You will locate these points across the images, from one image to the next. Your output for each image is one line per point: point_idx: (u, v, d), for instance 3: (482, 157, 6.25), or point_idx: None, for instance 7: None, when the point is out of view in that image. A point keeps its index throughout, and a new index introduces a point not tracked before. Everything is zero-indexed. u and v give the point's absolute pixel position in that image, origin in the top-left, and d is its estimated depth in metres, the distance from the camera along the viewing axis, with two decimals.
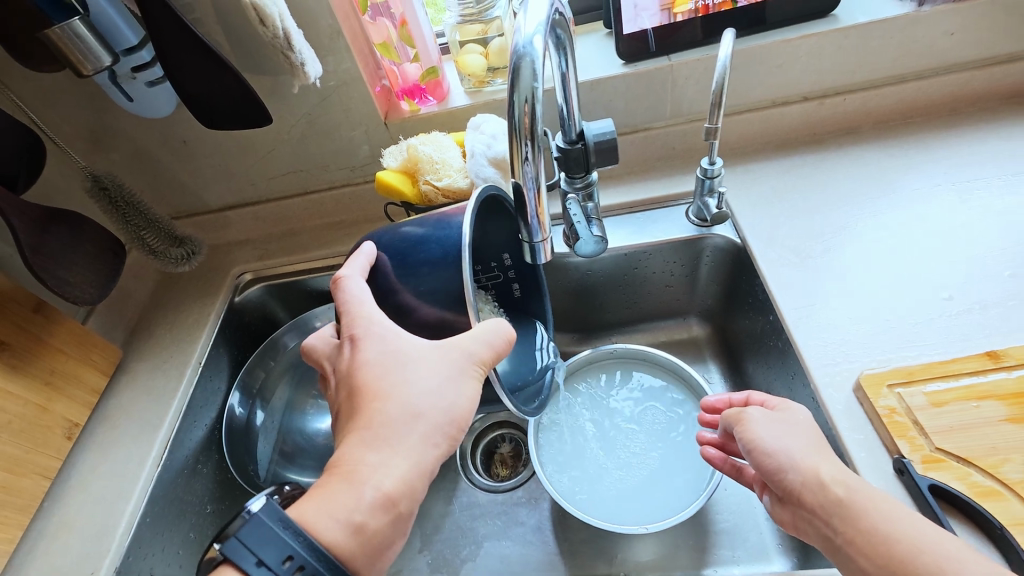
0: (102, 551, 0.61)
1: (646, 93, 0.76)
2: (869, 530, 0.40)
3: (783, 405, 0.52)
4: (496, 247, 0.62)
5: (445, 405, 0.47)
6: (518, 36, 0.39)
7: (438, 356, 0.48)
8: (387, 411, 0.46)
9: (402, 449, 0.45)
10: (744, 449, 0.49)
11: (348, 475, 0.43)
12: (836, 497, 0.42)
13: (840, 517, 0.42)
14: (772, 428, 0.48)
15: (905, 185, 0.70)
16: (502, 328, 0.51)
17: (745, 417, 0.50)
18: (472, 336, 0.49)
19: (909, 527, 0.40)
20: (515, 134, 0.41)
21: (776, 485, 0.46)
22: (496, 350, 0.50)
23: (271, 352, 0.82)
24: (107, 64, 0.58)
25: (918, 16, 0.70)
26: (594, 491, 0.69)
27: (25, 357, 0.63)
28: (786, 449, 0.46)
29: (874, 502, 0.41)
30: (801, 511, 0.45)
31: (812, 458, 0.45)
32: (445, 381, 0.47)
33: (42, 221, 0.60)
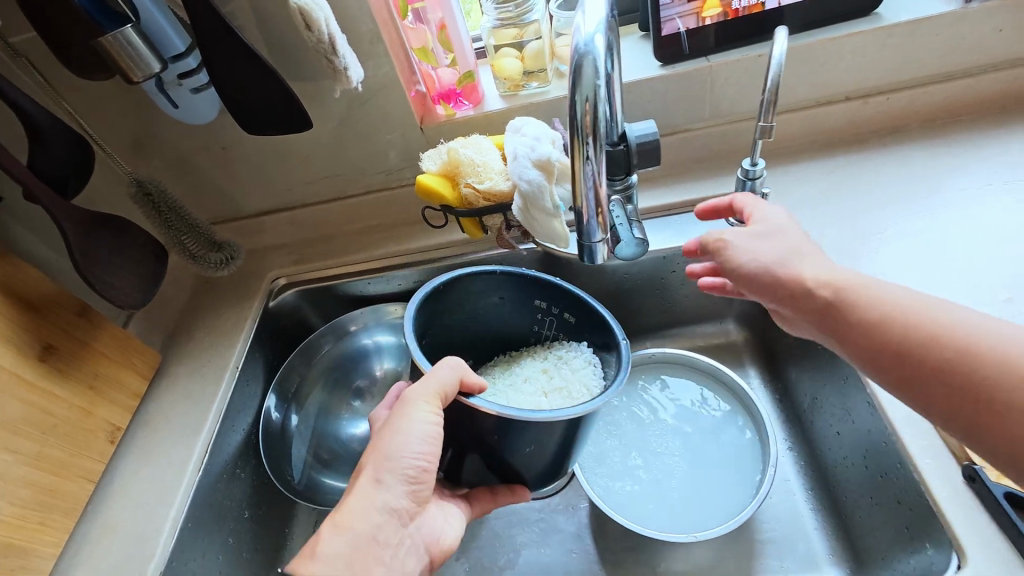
0: (147, 555, 0.61)
1: (684, 95, 0.76)
2: (910, 327, 0.41)
3: (753, 202, 0.55)
4: (519, 304, 0.66)
5: (424, 447, 0.50)
6: (578, 35, 0.39)
7: (403, 407, 0.50)
8: (369, 470, 0.48)
9: (366, 491, 0.48)
10: (732, 276, 0.51)
11: (344, 523, 0.46)
12: (852, 306, 0.44)
13: (835, 316, 0.44)
14: (753, 244, 0.50)
15: (954, 184, 0.69)
16: (453, 364, 0.52)
17: (726, 250, 0.51)
18: (427, 379, 0.51)
19: (919, 298, 0.42)
20: (576, 134, 0.41)
21: (768, 294, 0.49)
22: (446, 384, 0.51)
23: (308, 356, 0.83)
24: (156, 71, 0.58)
25: (966, 13, 0.69)
26: (636, 499, 0.68)
27: (70, 361, 0.63)
28: (772, 256, 0.49)
29: (899, 303, 0.42)
30: (805, 291, 0.46)
31: (799, 254, 0.48)
32: (417, 425, 0.49)
33: (91, 225, 0.61)
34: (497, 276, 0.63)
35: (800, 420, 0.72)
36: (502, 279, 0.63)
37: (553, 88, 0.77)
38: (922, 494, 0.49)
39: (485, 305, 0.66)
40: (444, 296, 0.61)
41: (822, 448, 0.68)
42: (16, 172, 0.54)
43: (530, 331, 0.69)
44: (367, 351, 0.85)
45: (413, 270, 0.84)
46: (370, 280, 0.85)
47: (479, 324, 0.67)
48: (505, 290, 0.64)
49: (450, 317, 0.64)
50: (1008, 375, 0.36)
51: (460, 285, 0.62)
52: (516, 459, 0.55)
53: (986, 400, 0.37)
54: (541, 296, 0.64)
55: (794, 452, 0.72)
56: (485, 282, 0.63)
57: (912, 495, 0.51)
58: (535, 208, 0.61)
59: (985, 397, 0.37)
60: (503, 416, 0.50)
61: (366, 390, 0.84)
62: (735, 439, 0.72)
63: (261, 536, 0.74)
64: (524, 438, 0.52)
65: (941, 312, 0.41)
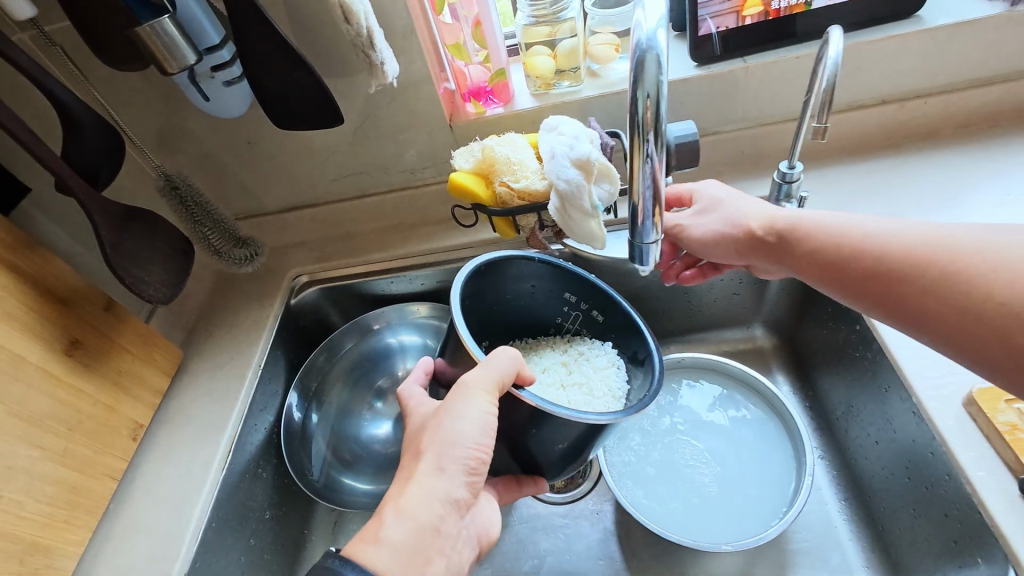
0: (170, 556, 0.60)
1: (719, 96, 0.75)
2: (879, 254, 0.45)
3: (698, 186, 0.62)
4: (551, 295, 0.64)
5: (481, 439, 0.48)
6: (640, 31, 0.38)
7: (460, 396, 0.48)
8: (429, 458, 0.47)
9: (422, 479, 0.46)
10: (696, 249, 0.61)
11: (403, 511, 0.45)
12: (814, 242, 0.50)
13: (777, 247, 0.54)
14: (705, 218, 0.60)
15: (996, 190, 0.68)
16: (507, 353, 0.50)
17: (686, 230, 0.61)
18: (484, 367, 0.49)
19: (901, 237, 0.45)
20: (636, 132, 0.40)
21: (726, 244, 0.58)
22: (501, 373, 0.49)
23: (330, 354, 0.82)
24: (191, 63, 0.57)
25: (1011, 16, 0.68)
26: (664, 505, 0.67)
27: (95, 356, 0.62)
28: (725, 218, 0.58)
29: (863, 232, 0.47)
30: (770, 251, 0.55)
31: (743, 211, 0.57)
32: (474, 415, 0.48)
33: (121, 219, 0.60)
34: (536, 265, 0.60)
35: (833, 428, 0.71)
36: (545, 268, 0.61)
37: (585, 88, 0.76)
38: (976, 507, 0.48)
39: (514, 293, 0.63)
40: (486, 277, 0.59)
41: (857, 457, 0.67)
42: (50, 163, 0.53)
43: (550, 323, 0.67)
44: (390, 350, 0.84)
45: (436, 270, 0.83)
46: (393, 279, 0.84)
47: (511, 311, 0.65)
48: (542, 279, 0.62)
49: (489, 301, 0.62)
50: (979, 280, 0.39)
51: (504, 268, 0.60)
52: (542, 454, 0.53)
53: (969, 313, 0.40)
54: (574, 291, 0.63)
55: (827, 460, 0.70)
56: (526, 269, 0.61)
57: (963, 508, 0.49)
58: (572, 208, 0.59)
59: (951, 307, 0.41)
60: (547, 411, 0.49)
61: (387, 391, 0.82)
62: (767, 447, 0.70)
63: (281, 537, 0.73)
64: (560, 435, 0.50)
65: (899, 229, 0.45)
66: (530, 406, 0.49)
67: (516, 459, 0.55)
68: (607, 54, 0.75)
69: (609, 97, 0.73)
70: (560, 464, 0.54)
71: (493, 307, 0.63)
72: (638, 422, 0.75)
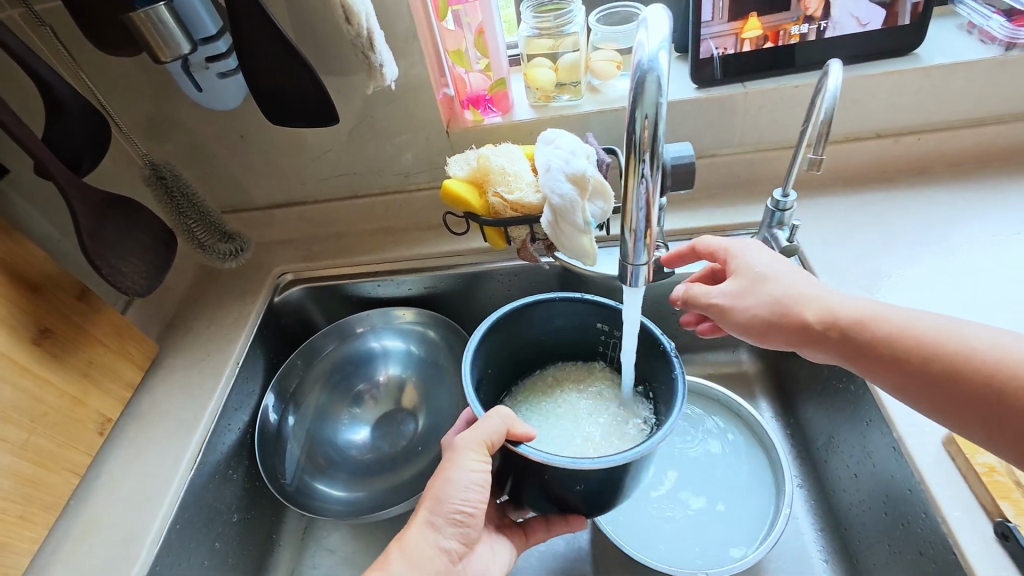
0: (130, 557, 0.58)
1: (717, 120, 0.75)
2: (1003, 381, 0.40)
3: (736, 247, 0.55)
4: (582, 325, 0.61)
5: (474, 494, 0.50)
6: (642, 51, 0.38)
7: (453, 454, 0.49)
8: (424, 510, 0.50)
9: (418, 527, 0.49)
10: (742, 334, 0.51)
11: (404, 553, 0.48)
12: (910, 348, 0.43)
13: (870, 342, 0.45)
14: (748, 295, 0.51)
15: (982, 229, 0.68)
16: (499, 413, 0.49)
17: (724, 307, 0.51)
18: (474, 428, 0.48)
19: (997, 345, 0.41)
20: (633, 151, 0.40)
21: (787, 334, 0.49)
22: (489, 434, 0.48)
23: (309, 356, 0.80)
24: (185, 52, 0.56)
25: (1004, 60, 0.69)
26: (642, 531, 0.67)
27: (65, 346, 0.60)
28: (774, 298, 0.49)
29: (976, 351, 0.41)
30: (840, 345, 0.46)
31: (799, 294, 0.48)
32: (468, 471, 0.49)
33: (102, 207, 0.59)
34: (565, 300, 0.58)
35: (813, 458, 0.71)
36: (569, 303, 0.59)
37: (584, 102, 0.76)
38: (950, 548, 0.48)
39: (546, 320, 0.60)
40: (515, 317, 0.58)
41: (836, 488, 0.66)
42: (31, 146, 0.51)
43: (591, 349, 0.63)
44: (373, 354, 0.82)
45: (424, 276, 0.82)
46: (380, 282, 0.82)
47: (544, 343, 0.63)
48: (570, 314, 0.60)
49: (515, 344, 0.60)
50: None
51: (524, 314, 0.58)
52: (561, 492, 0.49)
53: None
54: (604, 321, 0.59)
55: (805, 490, 0.70)
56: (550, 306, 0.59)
57: (939, 548, 0.49)
58: (564, 222, 0.59)
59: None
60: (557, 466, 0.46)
61: (367, 396, 0.81)
62: (746, 473, 0.70)
63: (248, 542, 0.71)
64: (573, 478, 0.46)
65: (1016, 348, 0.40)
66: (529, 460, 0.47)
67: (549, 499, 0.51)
68: (608, 70, 0.75)
69: (607, 113, 0.73)
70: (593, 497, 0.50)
71: (520, 347, 0.61)
72: None
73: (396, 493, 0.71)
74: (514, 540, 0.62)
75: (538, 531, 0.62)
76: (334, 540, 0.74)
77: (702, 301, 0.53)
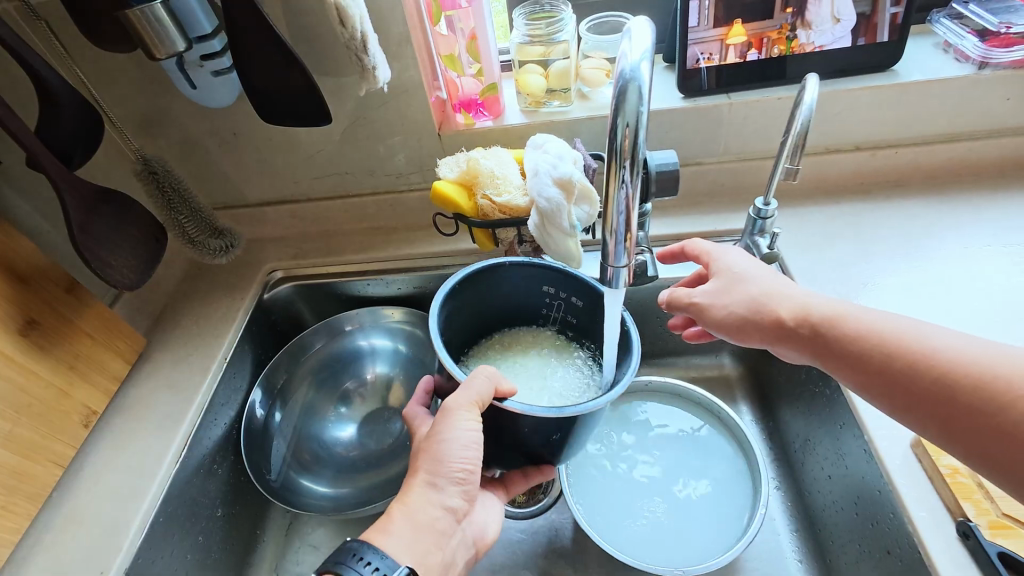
0: (112, 548, 0.58)
1: (702, 129, 0.77)
2: (959, 381, 0.41)
3: (716, 251, 0.57)
4: (529, 291, 0.63)
5: (470, 451, 0.52)
6: (624, 62, 0.39)
7: (446, 415, 0.50)
8: (422, 473, 0.51)
9: (419, 487, 0.51)
10: (718, 331, 0.53)
11: (407, 514, 0.49)
12: (874, 347, 0.45)
13: (839, 339, 0.47)
14: (727, 295, 0.53)
15: (954, 241, 0.71)
16: (486, 374, 0.51)
17: (703, 306, 0.53)
18: (465, 388, 0.49)
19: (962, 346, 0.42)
20: (614, 157, 0.41)
21: (760, 331, 0.50)
22: (479, 393, 0.49)
23: (297, 354, 0.81)
24: (180, 50, 0.57)
25: (977, 79, 0.71)
26: (623, 531, 0.68)
27: (52, 337, 0.60)
28: (750, 298, 0.51)
29: (935, 352, 0.43)
30: (810, 343, 0.48)
31: (772, 293, 0.51)
32: (464, 430, 0.50)
33: (91, 200, 0.59)
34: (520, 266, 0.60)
35: (790, 461, 0.72)
36: (519, 269, 0.60)
37: (574, 109, 0.77)
38: (915, 547, 0.49)
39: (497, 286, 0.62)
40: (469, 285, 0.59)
41: (811, 490, 0.68)
42: (22, 138, 0.52)
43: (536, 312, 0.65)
44: (361, 352, 0.83)
45: (413, 276, 0.83)
46: (369, 281, 0.83)
47: (489, 312, 0.64)
48: (520, 281, 0.61)
49: (462, 315, 0.61)
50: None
51: (474, 283, 0.59)
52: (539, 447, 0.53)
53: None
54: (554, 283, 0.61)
55: (782, 492, 0.71)
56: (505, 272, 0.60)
57: (905, 548, 0.51)
58: (551, 226, 0.60)
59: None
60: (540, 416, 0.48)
61: (354, 394, 0.82)
62: (726, 474, 0.71)
63: (232, 537, 0.71)
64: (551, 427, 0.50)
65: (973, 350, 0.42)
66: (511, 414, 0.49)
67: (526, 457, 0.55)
68: (598, 78, 0.77)
69: (596, 119, 0.75)
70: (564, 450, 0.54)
71: (467, 320, 0.62)
72: (604, 450, 0.75)
73: (381, 490, 0.72)
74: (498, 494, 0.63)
75: (517, 481, 0.63)
76: (318, 535, 0.75)
77: (684, 301, 0.54)
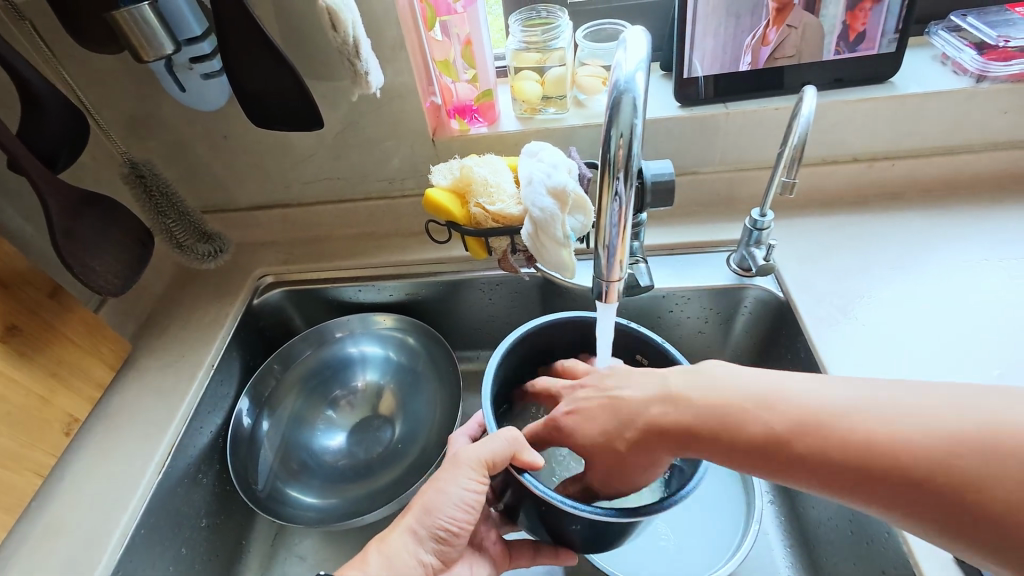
0: (90, 562, 0.57)
1: (698, 139, 0.76)
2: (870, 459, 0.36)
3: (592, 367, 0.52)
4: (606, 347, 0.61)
5: (462, 515, 0.51)
6: (619, 72, 0.38)
7: (454, 465, 0.51)
8: (410, 520, 0.51)
9: (403, 533, 0.50)
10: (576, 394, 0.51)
11: (382, 556, 0.49)
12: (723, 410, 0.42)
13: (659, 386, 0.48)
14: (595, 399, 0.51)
15: (951, 254, 0.70)
16: (509, 437, 0.49)
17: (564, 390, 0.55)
18: (481, 446, 0.49)
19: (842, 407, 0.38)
20: (607, 170, 0.41)
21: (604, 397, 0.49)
22: (495, 456, 0.49)
23: (285, 361, 0.79)
24: (168, 52, 0.56)
25: (975, 92, 0.71)
26: (628, 553, 0.66)
27: (32, 344, 0.58)
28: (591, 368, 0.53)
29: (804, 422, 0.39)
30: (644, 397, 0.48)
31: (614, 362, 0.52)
32: (463, 489, 0.50)
33: (76, 204, 0.58)
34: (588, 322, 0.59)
35: None
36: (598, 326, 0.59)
37: (569, 116, 0.76)
38: (911, 567, 0.48)
39: (571, 337, 0.61)
40: (539, 336, 0.59)
41: (805, 506, 0.67)
42: (4, 140, 0.50)
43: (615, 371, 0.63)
44: (351, 359, 0.82)
45: (405, 283, 0.81)
46: (362, 288, 0.82)
47: (568, 359, 0.64)
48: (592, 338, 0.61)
49: (542, 356, 0.62)
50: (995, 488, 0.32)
51: (554, 330, 0.60)
52: (568, 535, 0.49)
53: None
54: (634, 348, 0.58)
55: (776, 506, 0.71)
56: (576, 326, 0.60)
57: (901, 568, 0.50)
58: (545, 236, 0.59)
59: (994, 522, 0.32)
60: (564, 509, 0.45)
61: (343, 401, 0.80)
62: (719, 488, 0.71)
63: (216, 547, 0.70)
64: (574, 520, 0.46)
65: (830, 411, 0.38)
66: (532, 492, 0.47)
67: (550, 535, 0.51)
68: (594, 86, 0.76)
69: (591, 127, 0.74)
70: (592, 540, 0.49)
71: (548, 359, 0.62)
72: None
73: (371, 500, 0.71)
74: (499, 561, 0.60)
75: (522, 556, 0.62)
76: (304, 547, 0.73)
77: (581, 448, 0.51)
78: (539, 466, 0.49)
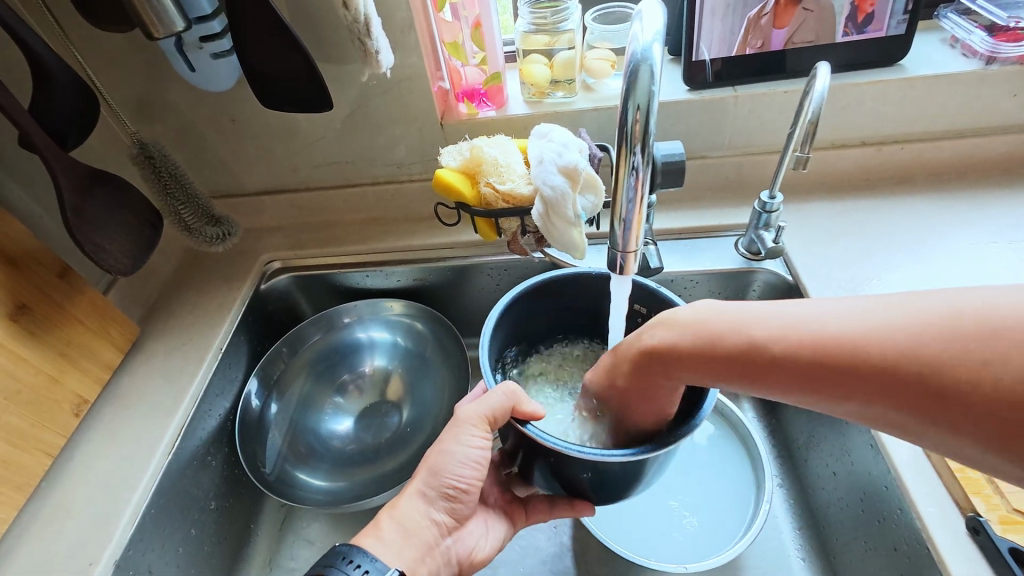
0: (102, 540, 0.57)
1: (707, 124, 0.76)
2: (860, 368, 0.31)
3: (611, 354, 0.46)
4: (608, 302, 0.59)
5: (469, 470, 0.52)
6: (635, 43, 0.38)
7: (455, 426, 0.52)
8: (418, 481, 0.53)
9: (415, 493, 0.52)
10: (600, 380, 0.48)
11: (395, 519, 0.51)
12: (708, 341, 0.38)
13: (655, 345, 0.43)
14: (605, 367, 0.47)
15: (960, 238, 0.70)
16: (505, 391, 0.49)
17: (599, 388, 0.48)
18: (479, 402, 0.49)
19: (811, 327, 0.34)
20: (624, 142, 0.41)
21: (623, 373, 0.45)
22: (492, 411, 0.48)
23: (293, 345, 0.79)
24: (179, 29, 0.56)
25: (984, 75, 0.71)
26: (638, 534, 0.66)
27: (43, 323, 0.58)
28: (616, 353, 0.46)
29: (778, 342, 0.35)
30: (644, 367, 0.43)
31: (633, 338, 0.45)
32: (467, 446, 0.51)
33: (86, 182, 0.58)
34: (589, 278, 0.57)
35: (794, 459, 0.71)
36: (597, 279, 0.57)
37: (578, 100, 0.76)
38: (923, 542, 0.48)
39: (571, 291, 0.59)
40: (538, 293, 0.57)
41: (815, 488, 0.67)
42: (16, 116, 0.50)
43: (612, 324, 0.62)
44: (359, 343, 0.82)
45: (413, 268, 0.81)
46: (369, 273, 0.82)
47: (566, 317, 0.62)
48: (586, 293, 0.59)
49: (542, 314, 0.60)
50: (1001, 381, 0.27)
51: (552, 287, 0.57)
52: (577, 482, 0.48)
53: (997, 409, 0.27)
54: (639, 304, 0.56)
55: (785, 489, 0.70)
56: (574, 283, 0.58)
57: (913, 544, 0.50)
58: (556, 216, 0.59)
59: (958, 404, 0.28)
60: (569, 454, 0.44)
61: (351, 386, 0.80)
62: (728, 470, 0.71)
63: (225, 530, 0.70)
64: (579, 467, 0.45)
65: (802, 322, 0.35)
66: (534, 442, 0.45)
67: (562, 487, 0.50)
68: (603, 69, 0.76)
69: (601, 110, 0.74)
70: (605, 488, 0.48)
71: (546, 317, 0.61)
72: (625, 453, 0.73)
73: (379, 483, 0.71)
74: (515, 517, 0.62)
75: (540, 511, 0.62)
76: (313, 530, 0.73)
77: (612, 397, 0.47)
78: (542, 414, 0.48)
